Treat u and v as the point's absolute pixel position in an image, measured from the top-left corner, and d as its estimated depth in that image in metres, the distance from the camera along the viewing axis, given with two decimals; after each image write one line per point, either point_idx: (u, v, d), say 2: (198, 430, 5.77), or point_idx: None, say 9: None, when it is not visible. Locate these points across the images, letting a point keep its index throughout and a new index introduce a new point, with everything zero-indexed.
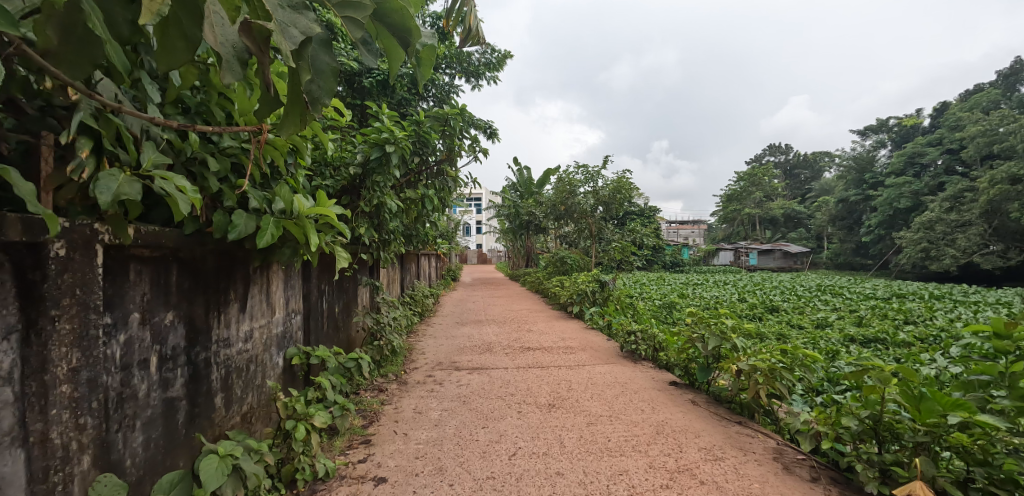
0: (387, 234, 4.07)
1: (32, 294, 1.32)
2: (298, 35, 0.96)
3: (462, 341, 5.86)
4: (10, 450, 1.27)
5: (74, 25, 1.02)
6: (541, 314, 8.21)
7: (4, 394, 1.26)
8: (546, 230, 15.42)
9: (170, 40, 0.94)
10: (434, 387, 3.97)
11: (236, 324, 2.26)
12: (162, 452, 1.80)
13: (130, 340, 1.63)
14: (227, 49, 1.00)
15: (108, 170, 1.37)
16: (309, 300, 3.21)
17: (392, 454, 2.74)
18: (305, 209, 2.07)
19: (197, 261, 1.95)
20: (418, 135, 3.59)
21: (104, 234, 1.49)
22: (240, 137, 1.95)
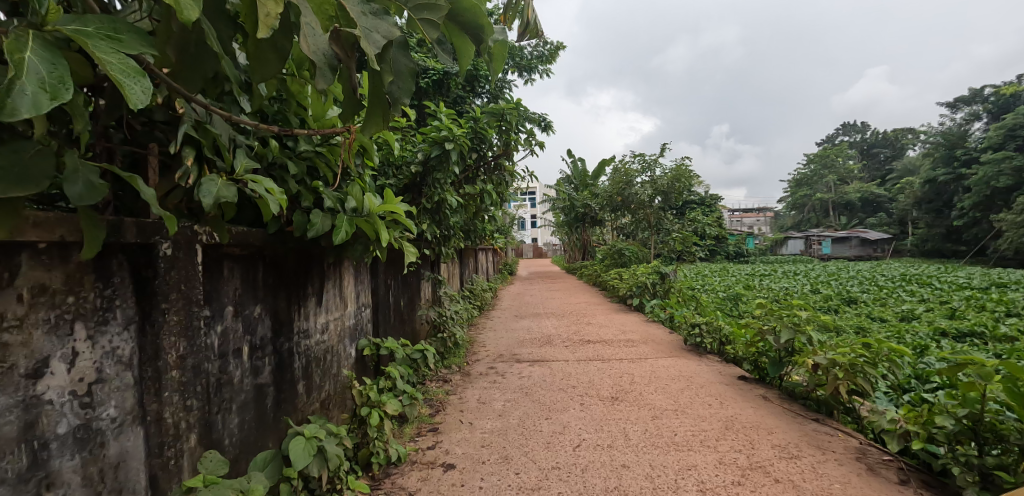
0: (447, 229, 4.19)
1: (146, 290, 1.48)
2: (382, 39, 1.00)
3: (522, 333, 5.93)
4: (131, 427, 1.45)
5: (186, 43, 1.12)
6: (600, 307, 8.14)
7: (125, 378, 1.43)
8: (601, 221, 15.20)
9: (262, 53, 1.02)
10: (496, 378, 4.05)
11: (314, 316, 2.42)
12: (255, 434, 1.97)
13: (225, 331, 1.79)
14: (320, 57, 1.01)
15: (209, 175, 1.49)
16: (378, 295, 3.36)
17: (459, 442, 2.83)
18: (374, 207, 2.17)
19: (279, 259, 2.11)
20: (475, 132, 3.67)
21: (202, 235, 1.63)
22: (315, 140, 2.07)
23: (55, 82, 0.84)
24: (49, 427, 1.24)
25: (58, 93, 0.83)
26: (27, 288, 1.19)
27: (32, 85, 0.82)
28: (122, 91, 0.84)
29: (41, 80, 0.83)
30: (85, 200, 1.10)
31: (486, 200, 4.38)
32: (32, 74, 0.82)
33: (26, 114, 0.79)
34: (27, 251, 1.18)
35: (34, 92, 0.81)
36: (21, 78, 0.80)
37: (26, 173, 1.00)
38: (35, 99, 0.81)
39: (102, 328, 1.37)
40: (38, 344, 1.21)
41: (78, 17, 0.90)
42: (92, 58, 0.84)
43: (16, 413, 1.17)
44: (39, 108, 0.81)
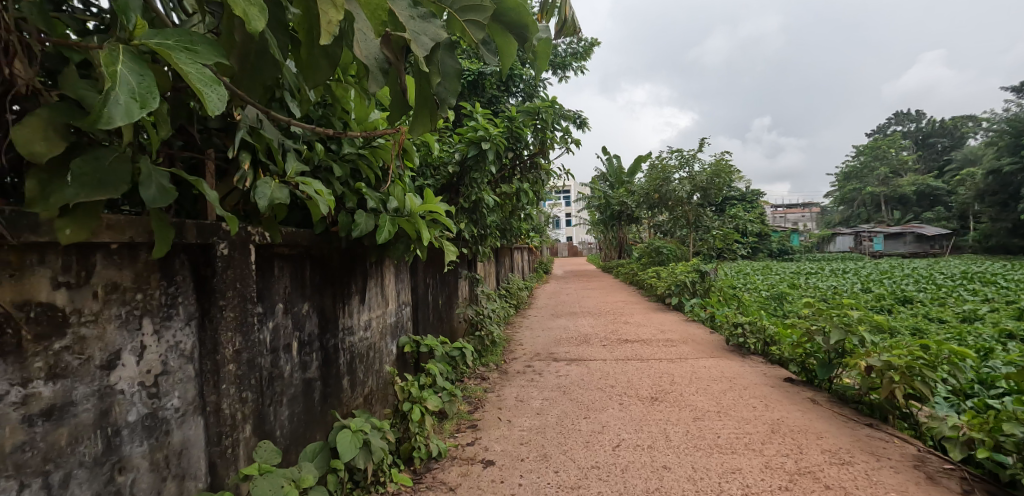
0: (484, 228, 4.22)
1: (205, 287, 1.57)
2: (429, 42, 1.00)
3: (559, 332, 5.91)
4: (192, 417, 1.54)
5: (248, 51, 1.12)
6: (637, 306, 8.02)
7: (187, 370, 1.52)
8: (638, 219, 14.96)
9: (314, 60, 1.07)
10: (534, 377, 4.06)
11: (358, 313, 2.50)
12: (304, 426, 2.05)
13: (276, 327, 1.87)
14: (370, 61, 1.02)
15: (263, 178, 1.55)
16: (418, 293, 3.43)
17: (498, 439, 2.86)
18: (415, 207, 2.22)
19: (325, 258, 2.19)
20: (511, 131, 3.69)
21: (255, 235, 1.71)
22: (358, 143, 2.13)
23: (144, 91, 0.90)
24: (121, 415, 1.33)
25: (146, 102, 0.90)
26: (101, 285, 1.28)
27: (124, 95, 0.88)
28: (202, 99, 0.89)
29: (131, 90, 0.89)
30: (159, 202, 1.18)
31: (522, 199, 4.39)
32: (123, 84, 0.88)
33: (121, 123, 0.86)
34: (101, 251, 1.28)
35: (127, 102, 0.87)
36: (114, 90, 0.86)
37: (107, 177, 1.08)
38: (127, 108, 0.87)
39: (166, 323, 1.46)
40: (111, 337, 1.31)
41: (160, 31, 0.95)
42: (175, 69, 0.89)
43: (93, 400, 1.26)
44: (131, 117, 0.87)
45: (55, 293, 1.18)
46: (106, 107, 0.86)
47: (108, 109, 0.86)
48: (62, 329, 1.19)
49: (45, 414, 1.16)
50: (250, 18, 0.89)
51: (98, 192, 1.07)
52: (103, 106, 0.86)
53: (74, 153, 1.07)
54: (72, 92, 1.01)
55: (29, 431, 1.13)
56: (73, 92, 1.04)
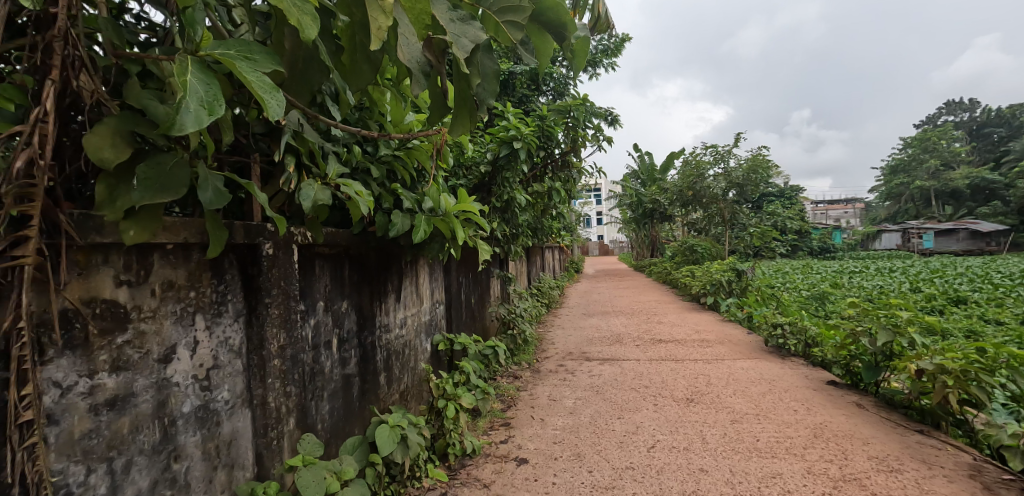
0: (516, 227, 4.24)
1: (252, 286, 1.64)
2: (469, 44, 1.00)
3: (591, 332, 5.87)
4: (241, 409, 1.61)
5: (295, 58, 1.14)
6: (671, 305, 7.89)
7: (236, 365, 1.60)
8: (670, 217, 14.68)
9: (356, 64, 1.10)
10: (566, 376, 4.05)
11: (394, 311, 2.55)
12: (343, 420, 2.12)
13: (318, 324, 1.94)
14: (414, 65, 1.02)
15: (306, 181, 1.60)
16: (451, 292, 3.48)
17: (532, 437, 2.87)
18: (450, 207, 2.25)
19: (363, 257, 2.25)
20: (542, 130, 3.71)
21: (298, 235, 1.78)
22: (393, 145, 2.17)
23: (211, 99, 0.95)
24: (176, 406, 1.41)
25: (214, 109, 0.94)
26: (158, 283, 1.36)
27: (194, 103, 0.93)
28: (262, 104, 0.92)
29: (200, 98, 0.94)
30: (214, 205, 1.24)
31: (554, 198, 4.38)
32: (193, 92, 0.93)
33: (192, 130, 0.91)
34: (158, 251, 1.35)
35: (196, 109, 0.92)
36: (185, 98, 0.91)
37: (169, 182, 1.15)
38: (197, 115, 0.92)
39: (217, 319, 1.53)
40: (168, 333, 1.38)
41: (224, 42, 0.99)
42: (239, 78, 0.93)
43: (151, 392, 1.34)
44: (201, 123, 0.92)
45: (117, 290, 1.26)
46: (178, 115, 0.91)
47: (180, 117, 0.91)
48: (124, 324, 1.27)
49: (110, 404, 1.24)
50: (305, 27, 0.89)
51: (163, 195, 1.13)
52: (176, 114, 0.91)
53: (138, 159, 1.15)
54: (136, 102, 1.07)
55: (96, 419, 1.21)
56: (138, 101, 1.11)
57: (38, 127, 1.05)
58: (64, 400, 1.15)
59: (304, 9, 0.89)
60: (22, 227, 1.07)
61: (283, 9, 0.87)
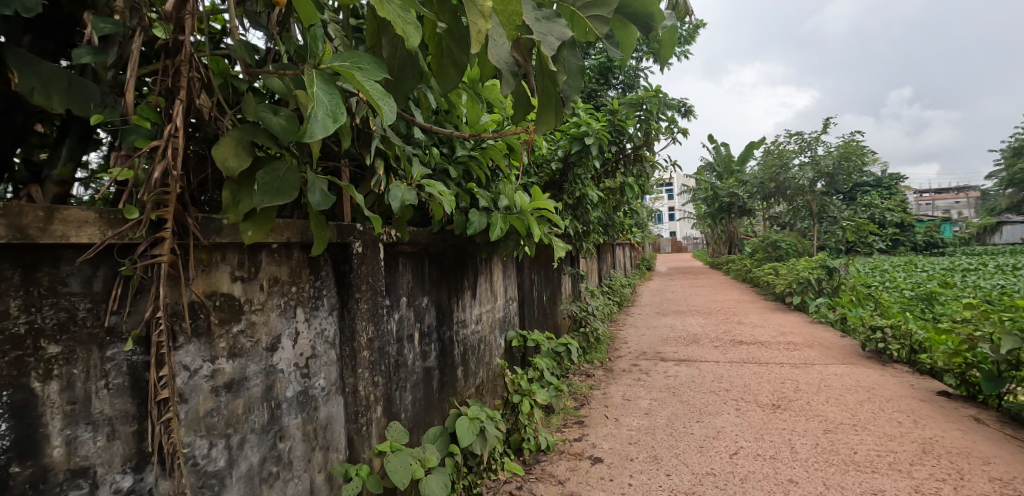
0: (587, 224, 4.19)
1: (344, 282, 1.76)
2: (555, 41, 1.00)
3: (665, 331, 5.69)
4: (334, 396, 1.74)
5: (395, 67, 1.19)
6: (752, 305, 7.44)
7: (330, 355, 1.73)
8: (751, 211, 13.84)
9: (444, 69, 1.12)
10: (641, 376, 3.95)
11: (470, 307, 2.63)
12: (425, 411, 2.22)
13: (401, 318, 2.04)
14: (502, 66, 1.02)
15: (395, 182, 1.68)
16: (524, 289, 3.52)
17: (606, 437, 2.84)
18: (525, 205, 2.29)
19: (441, 255, 2.34)
20: (614, 124, 3.75)
21: (383, 234, 1.88)
22: (468, 145, 2.23)
23: (335, 107, 1.02)
24: (281, 391, 1.55)
25: (338, 116, 1.02)
26: (266, 279, 1.49)
27: (321, 113, 1.00)
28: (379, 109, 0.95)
29: (325, 108, 1.01)
30: (321, 207, 1.34)
31: (626, 193, 4.29)
32: (322, 103, 1.00)
33: (320, 137, 0.97)
34: (265, 250, 1.49)
35: (323, 118, 0.99)
36: (314, 108, 0.97)
37: (283, 187, 1.25)
38: (324, 123, 0.99)
39: (315, 312, 1.66)
40: (274, 323, 1.52)
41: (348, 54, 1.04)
42: (357, 86, 0.97)
43: (261, 377, 1.48)
44: (327, 130, 0.99)
45: (233, 285, 1.40)
46: (309, 124, 0.98)
47: (310, 125, 0.97)
48: (239, 315, 1.42)
49: (227, 387, 1.39)
50: (407, 35, 0.86)
51: (280, 199, 1.24)
52: (307, 123, 0.97)
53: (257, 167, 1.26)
54: (255, 116, 1.18)
55: (217, 400, 1.36)
56: (256, 115, 1.22)
57: (171, 141, 1.20)
58: (192, 382, 1.30)
59: (406, 18, 0.86)
60: (159, 229, 1.22)
61: (388, 19, 0.85)
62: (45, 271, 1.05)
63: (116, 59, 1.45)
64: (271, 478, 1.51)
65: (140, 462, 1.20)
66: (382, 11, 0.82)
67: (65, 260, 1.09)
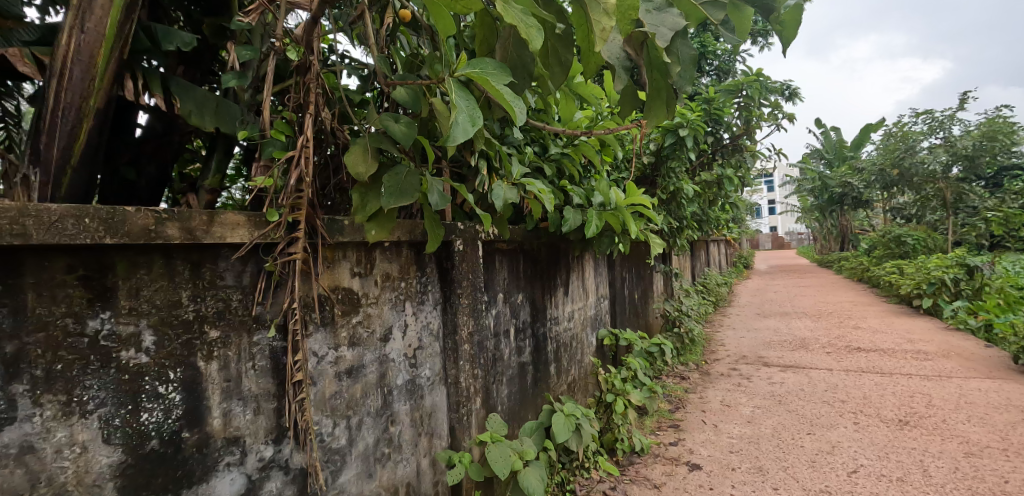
0: (681, 220, 4.02)
1: (447, 277, 1.85)
2: (669, 32, 0.96)
3: (768, 334, 5.29)
4: (437, 386, 1.85)
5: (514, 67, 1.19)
6: (871, 308, 6.66)
7: (435, 347, 1.83)
8: (868, 203, 12.38)
9: (552, 68, 1.13)
10: (741, 381, 3.72)
11: (563, 305, 2.64)
12: (519, 405, 2.27)
13: (499, 313, 2.11)
14: (614, 62, 1.01)
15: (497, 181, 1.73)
16: (615, 287, 3.45)
17: (704, 443, 2.71)
18: (620, 201, 2.25)
19: (535, 252, 2.37)
20: (709, 113, 3.55)
21: (482, 232, 1.95)
22: (562, 143, 2.24)
23: (473, 112, 1.04)
24: (393, 378, 1.67)
25: (476, 121, 1.03)
26: (380, 275, 1.62)
27: (462, 118, 1.02)
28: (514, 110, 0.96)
29: (466, 113, 1.03)
30: (438, 206, 1.41)
31: (724, 186, 4.06)
32: (463, 109, 1.02)
33: (461, 142, 1.00)
34: (379, 248, 1.61)
35: (463, 123, 1.01)
36: (456, 114, 1.00)
37: (405, 189, 1.34)
38: (464, 128, 1.01)
39: (421, 306, 1.77)
40: (387, 316, 1.64)
41: (479, 60, 1.03)
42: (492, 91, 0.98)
43: (376, 365, 1.61)
44: (468, 134, 1.00)
45: (352, 280, 1.53)
46: (451, 130, 1.01)
47: (452, 131, 1.00)
48: (357, 308, 1.55)
49: (348, 373, 1.53)
50: (531, 38, 0.87)
51: (403, 200, 1.33)
52: (450, 129, 1.00)
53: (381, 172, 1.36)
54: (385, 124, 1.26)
55: (339, 384, 1.50)
56: (381, 123, 1.32)
57: (304, 151, 1.34)
58: (320, 367, 1.45)
59: (529, 21, 0.87)
60: (294, 230, 1.37)
61: (512, 25, 0.86)
62: (207, 266, 1.22)
63: (253, 80, 1.65)
64: (383, 458, 1.64)
65: (279, 435, 1.36)
66: (508, 17, 0.83)
67: (223, 257, 1.25)
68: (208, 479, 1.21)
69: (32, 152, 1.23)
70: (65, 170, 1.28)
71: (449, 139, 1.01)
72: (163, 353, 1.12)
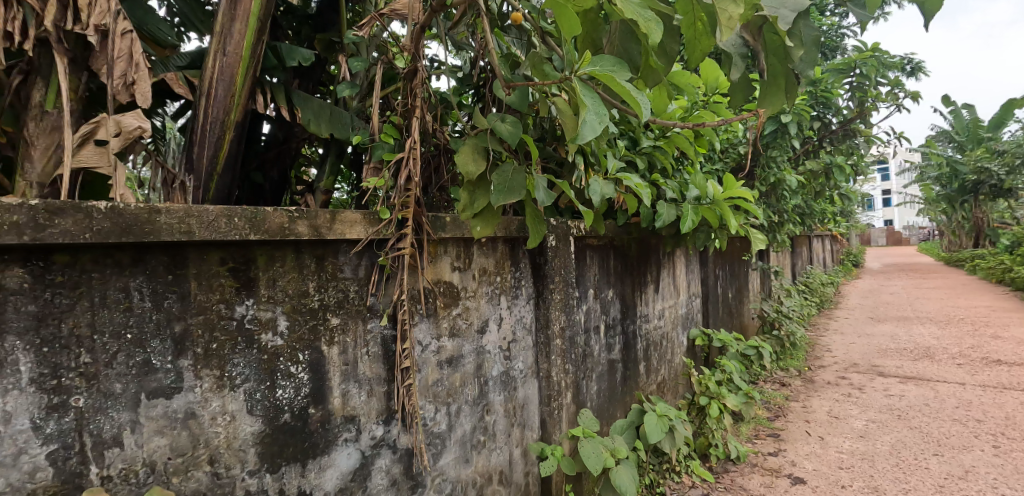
0: (783, 213, 3.73)
1: (540, 273, 1.89)
2: (791, 13, 0.91)
3: (883, 341, 4.76)
4: (529, 379, 1.89)
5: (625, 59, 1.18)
6: (1018, 314, 5.73)
7: (527, 340, 1.87)
8: (1012, 193, 10.64)
9: (661, 59, 1.11)
10: (852, 391, 3.39)
11: (653, 302, 2.58)
12: (608, 403, 2.25)
13: (589, 309, 2.11)
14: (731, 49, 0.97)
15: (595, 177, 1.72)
16: (708, 285, 3.29)
17: (808, 456, 2.51)
18: (719, 194, 2.14)
19: (625, 248, 2.34)
20: (816, 96, 3.29)
21: (573, 229, 1.95)
22: (653, 135, 2.18)
23: (600, 109, 1.04)
24: (488, 369, 1.73)
25: (603, 118, 1.04)
26: (477, 269, 1.68)
27: (591, 116, 1.03)
28: (641, 105, 0.96)
29: (595, 110, 1.04)
30: (543, 202, 1.45)
31: (833, 176, 3.71)
32: (592, 107, 1.03)
33: (591, 140, 1.03)
34: (477, 244, 1.68)
35: (592, 121, 1.03)
36: (585, 113, 1.01)
37: (512, 186, 1.38)
38: (593, 126, 1.03)
39: (515, 300, 1.82)
40: (483, 309, 1.71)
41: (599, 57, 1.04)
42: (619, 87, 0.98)
43: (473, 355, 1.68)
44: (597, 131, 1.02)
45: (453, 274, 1.61)
46: (580, 129, 1.04)
47: (582, 130, 1.03)
48: (457, 301, 1.63)
49: (449, 361, 1.61)
50: (650, 32, 0.86)
51: (511, 197, 1.37)
52: (579, 128, 1.03)
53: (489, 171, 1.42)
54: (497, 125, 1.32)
55: (441, 372, 1.59)
56: (488, 124, 1.38)
57: (411, 153, 1.43)
58: (424, 355, 1.54)
59: (647, 15, 0.86)
60: (403, 226, 1.46)
61: (631, 20, 0.86)
62: (329, 260, 1.34)
63: (361, 88, 1.78)
64: (479, 446, 1.72)
65: (388, 417, 1.47)
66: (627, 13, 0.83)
67: (342, 252, 1.37)
68: (329, 452, 1.34)
69: (187, 161, 1.44)
70: (213, 175, 1.48)
71: (579, 137, 1.04)
72: (294, 336, 1.26)
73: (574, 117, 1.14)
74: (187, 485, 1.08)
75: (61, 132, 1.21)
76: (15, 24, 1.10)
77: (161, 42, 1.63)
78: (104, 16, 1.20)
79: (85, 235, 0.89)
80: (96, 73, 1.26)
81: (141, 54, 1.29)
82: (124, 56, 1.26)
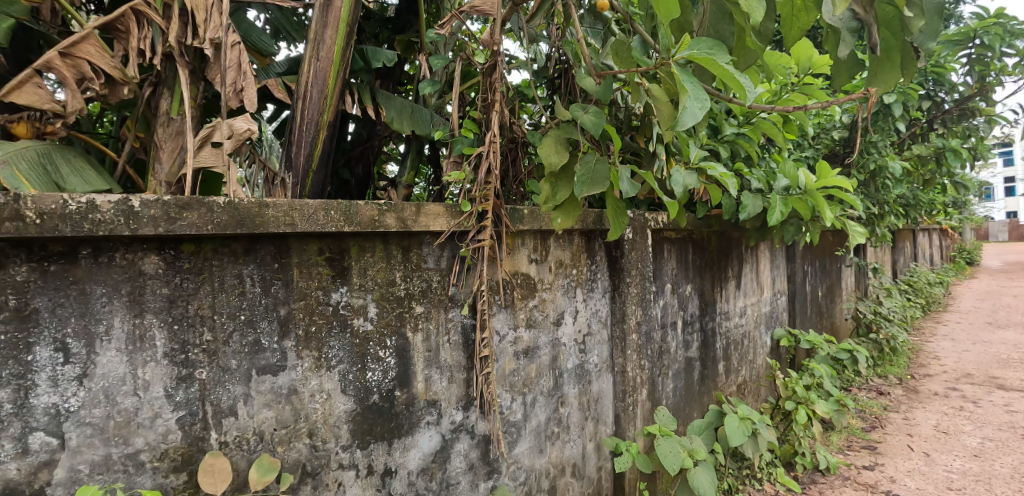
0: (883, 204, 3.40)
1: (616, 266, 1.86)
2: None
3: (1006, 350, 4.20)
4: (603, 373, 1.88)
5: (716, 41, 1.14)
6: None
7: (602, 334, 1.86)
8: None
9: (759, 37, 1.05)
10: (965, 404, 3.03)
11: (734, 299, 2.46)
12: (685, 402, 2.18)
13: (666, 304, 2.05)
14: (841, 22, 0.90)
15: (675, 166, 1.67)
16: (795, 283, 3.08)
17: (910, 472, 2.29)
18: (811, 184, 1.98)
19: (705, 241, 2.24)
20: (926, 73, 2.96)
21: (651, 221, 1.90)
22: (738, 122, 2.07)
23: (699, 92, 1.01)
24: (563, 361, 1.74)
25: (704, 102, 1.01)
26: (553, 262, 1.69)
27: (692, 101, 1.00)
28: (746, 87, 0.92)
29: (696, 95, 1.00)
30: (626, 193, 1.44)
31: (945, 161, 3.33)
32: (692, 92, 1.00)
33: (690, 127, 1.01)
34: (553, 236, 1.69)
35: (693, 106, 1.00)
36: (686, 99, 0.99)
37: (594, 176, 1.37)
38: (693, 111, 1.00)
39: (591, 293, 1.81)
40: (559, 302, 1.72)
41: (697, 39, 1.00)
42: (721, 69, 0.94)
43: (549, 347, 1.70)
44: (697, 117, 1.00)
45: (530, 266, 1.63)
46: (679, 116, 1.02)
47: (682, 117, 1.01)
48: (533, 292, 1.65)
49: (525, 352, 1.64)
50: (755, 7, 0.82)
51: (594, 188, 1.36)
52: (680, 115, 1.01)
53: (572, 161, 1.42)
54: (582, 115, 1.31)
55: (518, 362, 1.62)
56: (571, 115, 1.38)
57: (491, 146, 1.46)
58: (501, 345, 1.57)
59: None
60: (482, 219, 1.51)
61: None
62: (414, 251, 1.41)
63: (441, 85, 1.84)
64: (553, 437, 1.73)
65: (467, 403, 1.52)
66: None
67: (426, 243, 1.44)
68: (413, 433, 1.41)
69: (287, 161, 1.55)
70: (309, 173, 1.57)
71: (679, 124, 1.03)
72: (382, 322, 1.34)
73: (670, 103, 1.11)
74: (289, 455, 1.19)
75: (184, 136, 1.36)
76: (146, 42, 1.26)
77: (262, 51, 1.79)
78: (218, 30, 1.33)
79: (208, 227, 1.00)
80: (211, 82, 1.41)
81: (247, 63, 1.42)
82: (233, 65, 1.40)
